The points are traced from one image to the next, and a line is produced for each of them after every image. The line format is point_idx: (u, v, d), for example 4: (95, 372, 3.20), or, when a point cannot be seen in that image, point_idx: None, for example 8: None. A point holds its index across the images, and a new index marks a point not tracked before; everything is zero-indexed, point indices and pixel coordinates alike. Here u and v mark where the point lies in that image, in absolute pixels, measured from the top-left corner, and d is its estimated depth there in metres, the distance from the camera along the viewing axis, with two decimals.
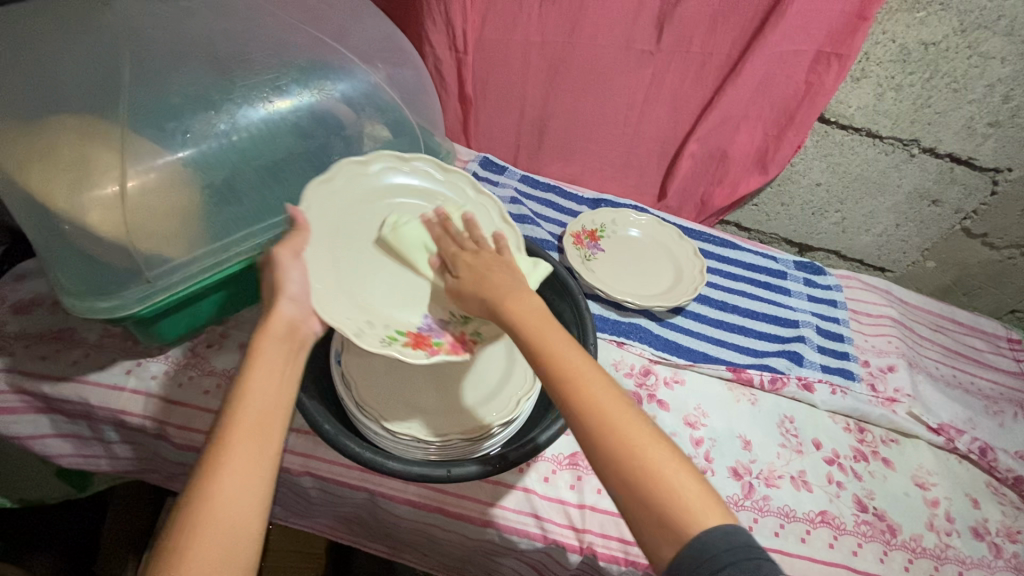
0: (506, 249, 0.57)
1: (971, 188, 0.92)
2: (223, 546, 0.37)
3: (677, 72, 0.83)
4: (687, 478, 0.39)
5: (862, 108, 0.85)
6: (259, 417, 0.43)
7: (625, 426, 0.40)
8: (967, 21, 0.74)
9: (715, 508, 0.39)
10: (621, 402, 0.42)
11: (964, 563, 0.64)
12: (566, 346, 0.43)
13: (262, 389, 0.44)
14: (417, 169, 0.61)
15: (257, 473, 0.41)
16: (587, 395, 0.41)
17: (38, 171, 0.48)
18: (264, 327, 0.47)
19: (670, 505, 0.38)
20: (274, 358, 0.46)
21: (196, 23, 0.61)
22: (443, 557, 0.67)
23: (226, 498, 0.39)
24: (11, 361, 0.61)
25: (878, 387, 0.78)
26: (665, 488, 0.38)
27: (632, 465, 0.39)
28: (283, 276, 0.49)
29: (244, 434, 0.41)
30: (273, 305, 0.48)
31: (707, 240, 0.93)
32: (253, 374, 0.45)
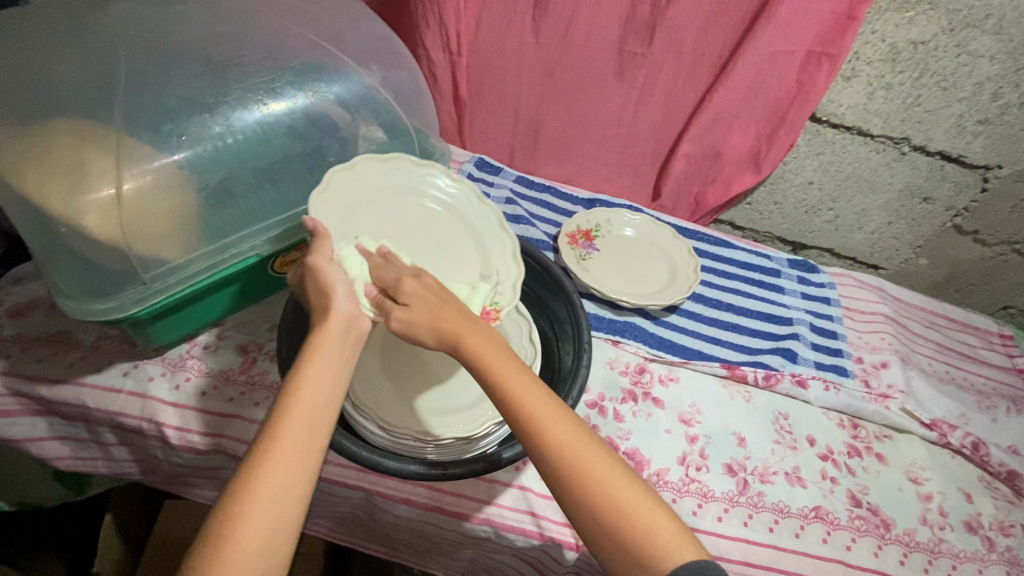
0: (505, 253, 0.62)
1: (962, 185, 0.93)
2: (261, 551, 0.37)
3: (670, 72, 0.83)
4: (660, 516, 0.41)
5: (853, 107, 0.85)
6: (309, 419, 0.41)
7: (595, 467, 0.42)
8: (955, 20, 0.75)
9: (679, 540, 0.40)
10: (592, 442, 0.43)
11: (957, 557, 0.65)
12: (534, 387, 0.44)
13: (313, 388, 0.42)
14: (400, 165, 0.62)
15: (300, 480, 0.39)
16: (558, 437, 0.42)
17: (35, 174, 0.49)
18: (322, 324, 0.45)
19: (646, 543, 0.39)
20: (330, 357, 0.44)
21: (191, 25, 0.61)
22: (441, 556, 0.67)
23: (266, 502, 0.38)
24: (9, 363, 0.61)
25: (872, 383, 0.79)
26: (639, 527, 0.40)
27: (605, 503, 0.40)
28: (327, 280, 0.48)
29: (293, 437, 0.40)
30: (328, 304, 0.46)
31: (701, 239, 0.93)
32: (309, 373, 0.43)
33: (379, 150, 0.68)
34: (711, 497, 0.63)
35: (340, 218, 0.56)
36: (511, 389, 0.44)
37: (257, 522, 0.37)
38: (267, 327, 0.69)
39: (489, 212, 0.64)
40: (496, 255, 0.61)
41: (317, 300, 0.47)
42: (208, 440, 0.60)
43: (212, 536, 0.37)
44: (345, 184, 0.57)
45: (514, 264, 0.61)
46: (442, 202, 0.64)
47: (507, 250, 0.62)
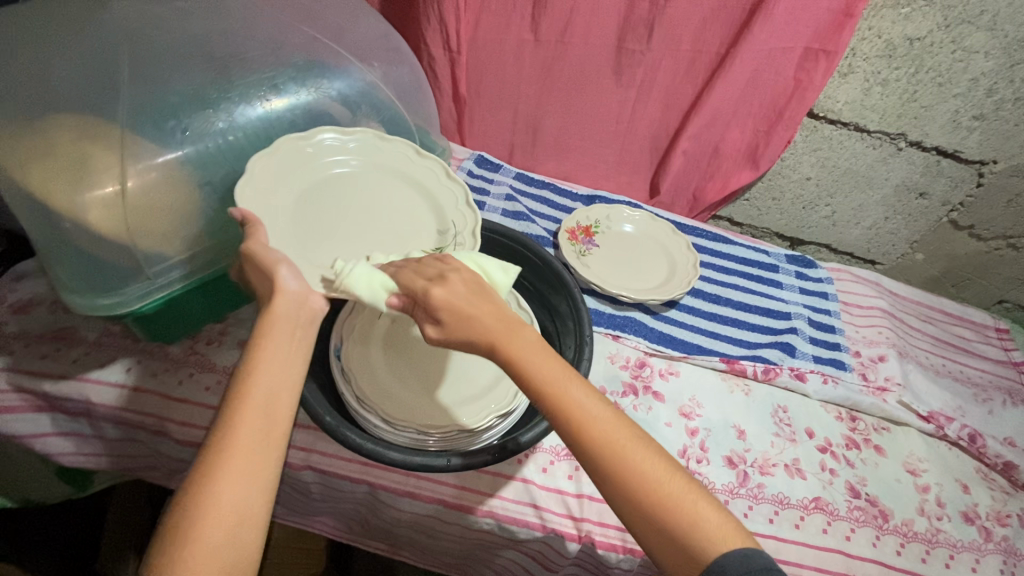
0: (455, 198, 0.62)
1: (958, 181, 0.94)
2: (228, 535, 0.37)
3: (668, 69, 0.84)
4: (705, 507, 0.41)
5: (849, 103, 0.86)
6: (264, 400, 0.41)
7: (640, 461, 0.41)
8: (951, 17, 0.75)
9: (726, 530, 0.40)
10: (635, 437, 0.42)
11: (955, 547, 0.65)
12: (577, 384, 0.43)
13: (267, 371, 0.42)
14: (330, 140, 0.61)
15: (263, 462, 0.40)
16: (603, 433, 0.42)
17: (39, 170, 0.49)
18: (271, 306, 0.45)
19: (693, 535, 0.40)
20: (281, 339, 0.44)
21: (192, 22, 0.61)
22: (443, 551, 0.67)
23: (229, 487, 0.38)
24: (12, 360, 0.61)
25: (869, 377, 0.80)
26: (686, 519, 0.40)
27: (652, 499, 0.40)
28: (274, 261, 0.47)
29: (250, 421, 0.40)
30: (275, 285, 0.46)
31: (700, 235, 0.94)
32: (262, 357, 0.43)
33: None
34: (711, 489, 0.64)
35: (274, 206, 0.55)
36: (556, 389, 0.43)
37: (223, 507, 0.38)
38: None
39: (429, 163, 0.64)
40: (444, 202, 0.62)
41: (265, 283, 0.47)
42: None
43: (177, 525, 0.37)
44: (275, 171, 0.56)
45: (469, 212, 0.61)
46: (354, 159, 0.63)
47: (459, 199, 0.62)
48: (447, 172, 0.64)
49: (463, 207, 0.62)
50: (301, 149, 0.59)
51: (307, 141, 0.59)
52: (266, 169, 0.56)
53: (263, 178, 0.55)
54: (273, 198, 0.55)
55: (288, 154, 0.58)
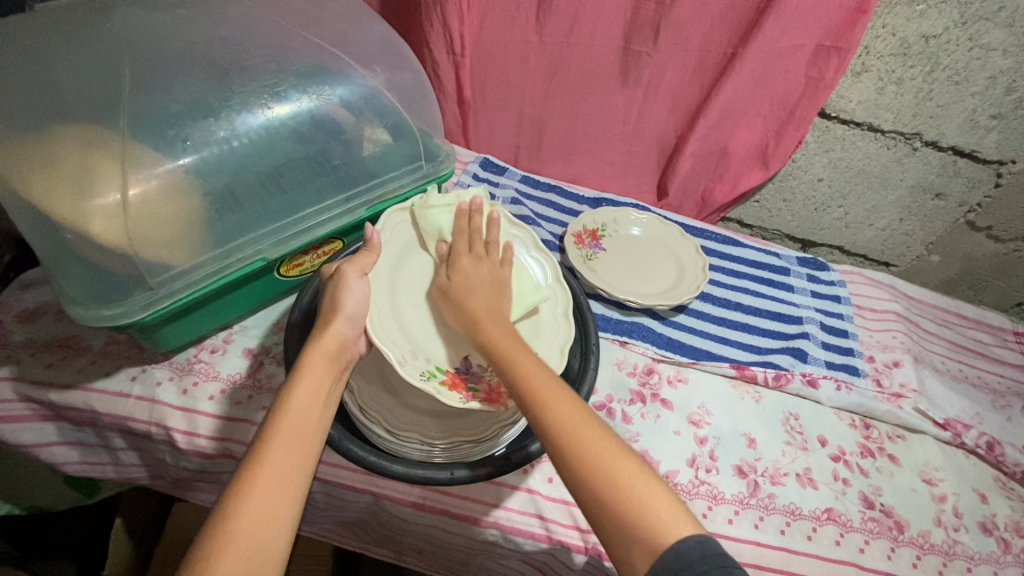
0: (555, 341, 0.58)
1: (975, 181, 0.91)
2: (249, 556, 0.39)
3: (676, 70, 0.83)
4: (653, 488, 0.42)
5: (862, 102, 0.84)
6: (299, 428, 0.45)
7: (594, 443, 0.43)
8: (967, 13, 0.73)
9: (674, 511, 0.41)
10: (590, 421, 0.45)
11: (972, 559, 0.64)
12: (547, 374, 0.48)
13: (302, 404, 0.47)
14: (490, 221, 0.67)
15: (290, 487, 0.42)
16: (560, 413, 0.45)
17: (40, 183, 0.49)
18: (318, 341, 0.51)
19: (636, 515, 0.41)
20: (321, 375, 0.49)
21: (194, 30, 0.61)
22: (449, 560, 0.67)
23: (259, 507, 0.40)
24: (19, 369, 0.61)
25: (884, 383, 0.78)
26: (633, 500, 0.41)
27: (602, 480, 0.42)
28: (341, 295, 0.54)
29: (283, 451, 0.44)
30: (329, 323, 0.52)
31: (708, 237, 0.93)
32: (299, 389, 0.48)
33: (384, 152, 0.66)
34: (720, 499, 0.63)
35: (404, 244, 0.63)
36: (515, 363, 0.49)
37: (249, 525, 0.40)
38: (274, 331, 0.69)
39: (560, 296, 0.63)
40: (544, 336, 0.59)
41: (327, 310, 0.54)
42: (216, 446, 0.60)
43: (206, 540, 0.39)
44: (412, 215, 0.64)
45: (564, 323, 0.60)
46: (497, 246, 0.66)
47: (560, 307, 0.62)
48: (558, 276, 0.64)
49: (563, 317, 0.60)
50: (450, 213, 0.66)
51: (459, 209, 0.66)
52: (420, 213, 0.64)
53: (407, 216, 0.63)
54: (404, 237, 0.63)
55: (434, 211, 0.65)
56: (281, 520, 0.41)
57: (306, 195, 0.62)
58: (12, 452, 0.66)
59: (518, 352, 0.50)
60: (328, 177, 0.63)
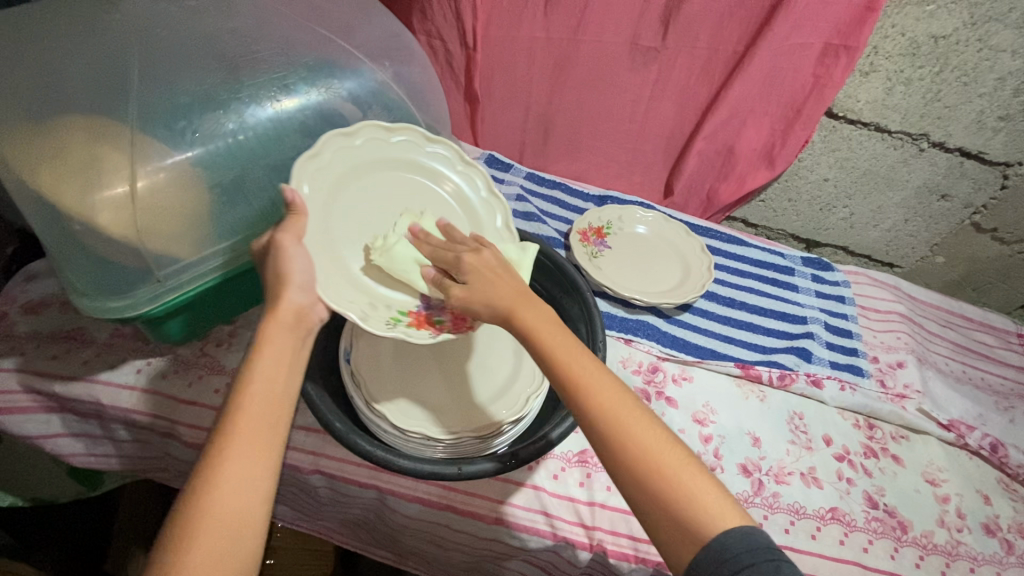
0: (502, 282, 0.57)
1: (981, 183, 0.91)
2: (222, 540, 0.38)
3: (684, 68, 0.82)
4: (703, 482, 0.41)
5: (870, 103, 0.84)
6: (264, 406, 0.43)
7: (642, 432, 0.42)
8: (978, 14, 0.73)
9: (723, 506, 0.40)
10: (637, 410, 0.43)
11: (975, 560, 0.64)
12: (588, 358, 0.45)
13: (265, 380, 0.44)
14: (410, 141, 0.61)
15: (259, 467, 0.41)
16: (606, 403, 0.43)
17: (48, 174, 0.49)
18: (273, 313, 0.47)
19: (686, 509, 0.40)
20: (280, 348, 0.46)
21: (203, 21, 0.61)
22: (451, 565, 0.67)
23: (225, 498, 0.39)
24: (23, 360, 0.61)
25: (888, 383, 0.78)
26: (682, 492, 0.40)
27: (651, 471, 0.41)
28: (287, 265, 0.48)
29: (249, 432, 0.41)
30: (280, 295, 0.47)
31: (714, 236, 0.93)
32: (260, 365, 0.45)
33: None
34: None
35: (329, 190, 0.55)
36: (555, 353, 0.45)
37: (217, 517, 0.38)
38: None
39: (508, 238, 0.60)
40: None
41: (272, 284, 0.48)
42: None
43: (178, 525, 0.38)
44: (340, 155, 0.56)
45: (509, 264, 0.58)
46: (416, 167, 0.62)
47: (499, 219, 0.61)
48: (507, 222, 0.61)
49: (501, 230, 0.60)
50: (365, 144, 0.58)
51: (371, 135, 0.58)
52: (333, 149, 0.56)
53: (324, 153, 0.55)
54: (329, 183, 0.55)
55: (347, 148, 0.57)
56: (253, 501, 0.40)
57: None
58: (17, 443, 0.66)
59: (550, 334, 0.46)
60: None
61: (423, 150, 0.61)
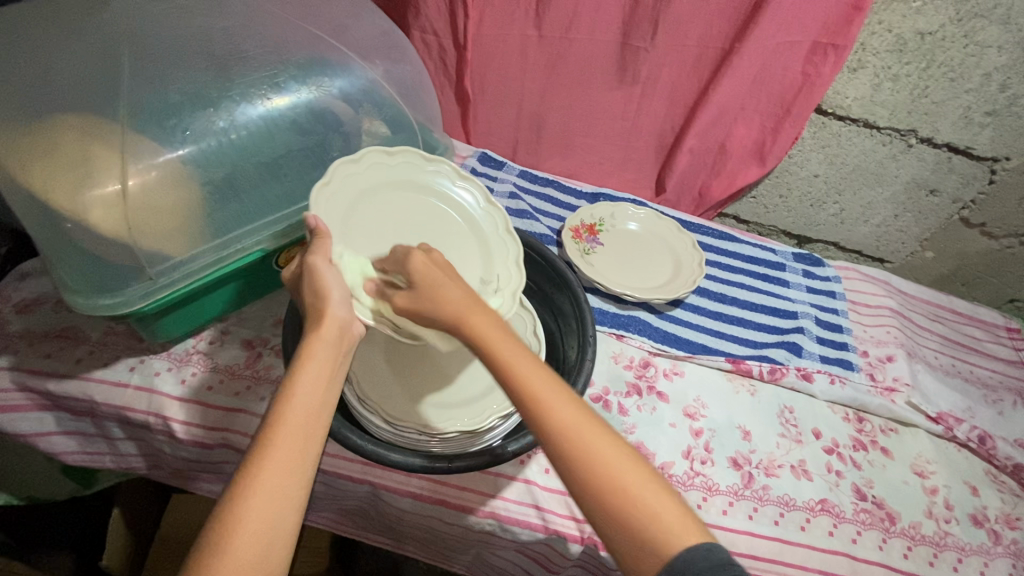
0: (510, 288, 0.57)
1: (969, 178, 0.92)
2: (258, 555, 0.36)
3: (674, 65, 0.83)
4: (666, 499, 0.39)
5: (859, 99, 0.85)
6: (305, 417, 0.41)
7: (601, 449, 0.40)
8: (963, 11, 0.74)
9: (685, 523, 0.39)
10: (593, 423, 0.41)
11: (963, 550, 0.65)
12: (545, 372, 0.43)
13: (308, 391, 0.42)
14: (408, 161, 0.61)
15: (297, 480, 0.39)
16: (559, 418, 0.41)
17: (40, 172, 0.49)
18: (316, 327, 0.45)
19: (648, 530, 0.38)
20: (324, 359, 0.44)
21: (194, 20, 0.61)
22: (445, 549, 0.67)
23: (262, 511, 0.37)
24: (17, 359, 0.62)
25: (877, 377, 0.79)
26: (644, 512, 0.39)
27: (611, 491, 0.39)
28: (327, 282, 0.47)
29: (288, 442, 0.40)
30: (325, 309, 0.46)
31: (705, 232, 0.93)
32: (306, 373, 0.43)
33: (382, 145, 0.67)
34: (715, 490, 0.63)
35: (345, 218, 0.55)
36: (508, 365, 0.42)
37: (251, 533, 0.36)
38: (272, 323, 0.69)
39: (512, 245, 0.60)
40: (498, 258, 0.59)
41: (312, 302, 0.47)
42: (215, 435, 0.60)
43: (212, 532, 0.36)
44: (350, 182, 0.56)
45: (517, 272, 0.58)
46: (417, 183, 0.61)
47: (501, 224, 0.62)
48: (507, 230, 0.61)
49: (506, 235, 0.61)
50: (370, 169, 0.58)
51: (375, 160, 0.58)
52: (342, 179, 0.56)
53: (337, 184, 0.55)
54: (344, 209, 0.55)
55: (354, 173, 0.57)
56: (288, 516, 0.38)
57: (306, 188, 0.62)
58: (12, 442, 0.67)
59: (502, 342, 0.43)
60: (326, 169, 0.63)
61: (424, 169, 0.62)
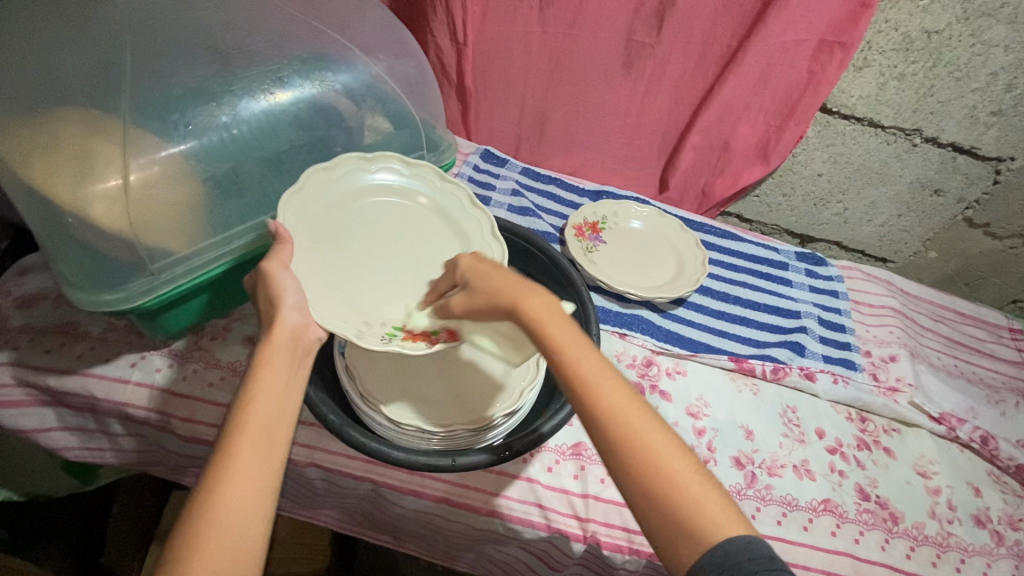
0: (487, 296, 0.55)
1: (974, 178, 0.92)
2: (225, 564, 0.36)
3: (679, 63, 0.83)
4: (709, 488, 0.39)
5: (864, 98, 0.84)
6: (265, 426, 0.41)
7: (650, 436, 0.40)
8: (970, 9, 0.73)
9: (728, 513, 0.39)
10: (645, 411, 0.41)
11: (966, 551, 0.64)
12: (592, 352, 0.43)
13: (265, 399, 0.42)
14: (388, 166, 0.61)
15: (262, 487, 0.39)
16: (616, 406, 0.41)
17: (41, 166, 0.48)
18: (269, 337, 0.45)
19: (693, 518, 0.38)
20: (280, 367, 0.44)
21: (198, 14, 0.60)
22: (447, 547, 0.67)
23: (226, 525, 0.37)
24: (18, 354, 0.61)
25: (880, 377, 0.79)
26: (688, 502, 0.39)
27: (660, 478, 0.39)
28: (278, 288, 0.47)
29: (249, 453, 0.40)
30: (275, 315, 0.46)
31: (708, 231, 0.93)
32: (262, 383, 0.43)
33: (384, 141, 0.66)
34: None
35: (316, 224, 0.55)
36: (566, 348, 0.43)
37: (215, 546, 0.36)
38: None
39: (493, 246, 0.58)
40: None
41: (266, 310, 0.47)
42: (215, 432, 0.60)
43: (175, 552, 0.36)
44: (320, 190, 0.57)
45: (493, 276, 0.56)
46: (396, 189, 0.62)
47: (487, 228, 0.60)
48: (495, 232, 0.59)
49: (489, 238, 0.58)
50: (345, 175, 0.58)
51: (351, 167, 0.59)
52: (315, 184, 0.56)
53: (307, 191, 0.55)
54: (316, 216, 0.56)
55: (328, 180, 0.57)
56: (254, 525, 0.38)
57: None
58: (13, 438, 0.66)
59: (554, 325, 0.44)
60: (328, 165, 0.63)
61: (403, 174, 0.62)
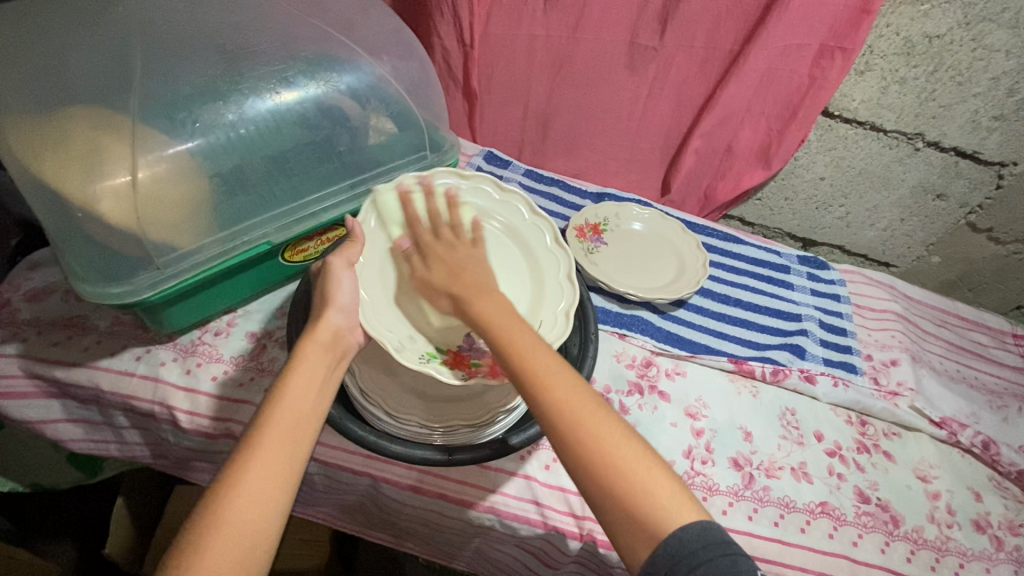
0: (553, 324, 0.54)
1: (976, 182, 0.92)
2: (246, 534, 0.39)
3: (681, 67, 0.83)
4: (658, 474, 0.41)
5: (865, 102, 0.85)
6: (296, 417, 0.45)
7: (592, 423, 0.42)
8: (971, 14, 0.74)
9: (679, 498, 0.41)
10: (593, 404, 0.44)
11: (964, 555, 0.64)
12: (543, 352, 0.46)
13: (299, 394, 0.46)
14: (478, 189, 0.63)
15: (287, 471, 0.43)
16: (557, 393, 0.43)
17: (51, 161, 0.50)
18: (311, 331, 0.50)
19: (642, 503, 0.40)
20: (313, 366, 0.48)
21: (206, 15, 0.62)
22: (445, 544, 0.67)
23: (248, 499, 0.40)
24: (26, 346, 0.62)
25: (881, 381, 0.78)
26: (636, 487, 0.41)
27: (602, 463, 0.41)
28: (334, 286, 0.52)
29: (277, 438, 0.43)
30: (321, 314, 0.51)
31: (710, 234, 0.93)
32: (296, 379, 0.47)
33: (389, 141, 0.67)
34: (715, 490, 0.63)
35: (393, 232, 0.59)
36: (521, 354, 0.45)
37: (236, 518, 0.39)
38: (277, 315, 0.69)
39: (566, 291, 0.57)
40: (547, 299, 0.56)
41: (318, 303, 0.53)
42: (218, 426, 0.61)
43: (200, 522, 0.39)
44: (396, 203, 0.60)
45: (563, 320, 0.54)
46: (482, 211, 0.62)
47: (562, 269, 0.59)
48: (570, 275, 0.58)
49: (562, 280, 0.57)
50: (433, 188, 0.61)
51: (445, 180, 0.62)
52: (395, 189, 0.60)
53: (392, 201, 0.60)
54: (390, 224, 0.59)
55: (414, 190, 0.61)
56: (274, 511, 0.41)
57: (312, 182, 0.63)
58: (20, 429, 0.68)
59: (514, 335, 0.46)
60: (332, 164, 0.64)
61: (494, 198, 0.63)
